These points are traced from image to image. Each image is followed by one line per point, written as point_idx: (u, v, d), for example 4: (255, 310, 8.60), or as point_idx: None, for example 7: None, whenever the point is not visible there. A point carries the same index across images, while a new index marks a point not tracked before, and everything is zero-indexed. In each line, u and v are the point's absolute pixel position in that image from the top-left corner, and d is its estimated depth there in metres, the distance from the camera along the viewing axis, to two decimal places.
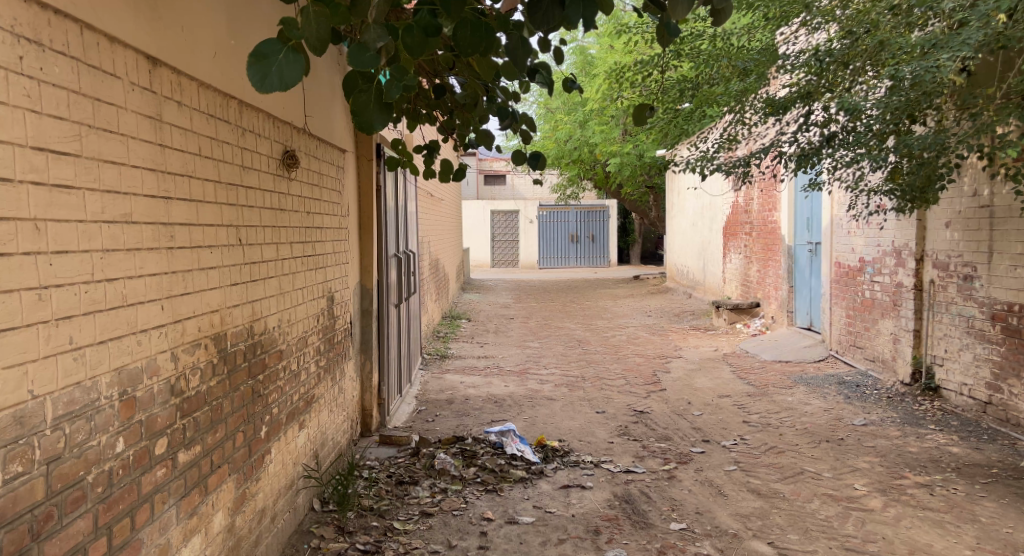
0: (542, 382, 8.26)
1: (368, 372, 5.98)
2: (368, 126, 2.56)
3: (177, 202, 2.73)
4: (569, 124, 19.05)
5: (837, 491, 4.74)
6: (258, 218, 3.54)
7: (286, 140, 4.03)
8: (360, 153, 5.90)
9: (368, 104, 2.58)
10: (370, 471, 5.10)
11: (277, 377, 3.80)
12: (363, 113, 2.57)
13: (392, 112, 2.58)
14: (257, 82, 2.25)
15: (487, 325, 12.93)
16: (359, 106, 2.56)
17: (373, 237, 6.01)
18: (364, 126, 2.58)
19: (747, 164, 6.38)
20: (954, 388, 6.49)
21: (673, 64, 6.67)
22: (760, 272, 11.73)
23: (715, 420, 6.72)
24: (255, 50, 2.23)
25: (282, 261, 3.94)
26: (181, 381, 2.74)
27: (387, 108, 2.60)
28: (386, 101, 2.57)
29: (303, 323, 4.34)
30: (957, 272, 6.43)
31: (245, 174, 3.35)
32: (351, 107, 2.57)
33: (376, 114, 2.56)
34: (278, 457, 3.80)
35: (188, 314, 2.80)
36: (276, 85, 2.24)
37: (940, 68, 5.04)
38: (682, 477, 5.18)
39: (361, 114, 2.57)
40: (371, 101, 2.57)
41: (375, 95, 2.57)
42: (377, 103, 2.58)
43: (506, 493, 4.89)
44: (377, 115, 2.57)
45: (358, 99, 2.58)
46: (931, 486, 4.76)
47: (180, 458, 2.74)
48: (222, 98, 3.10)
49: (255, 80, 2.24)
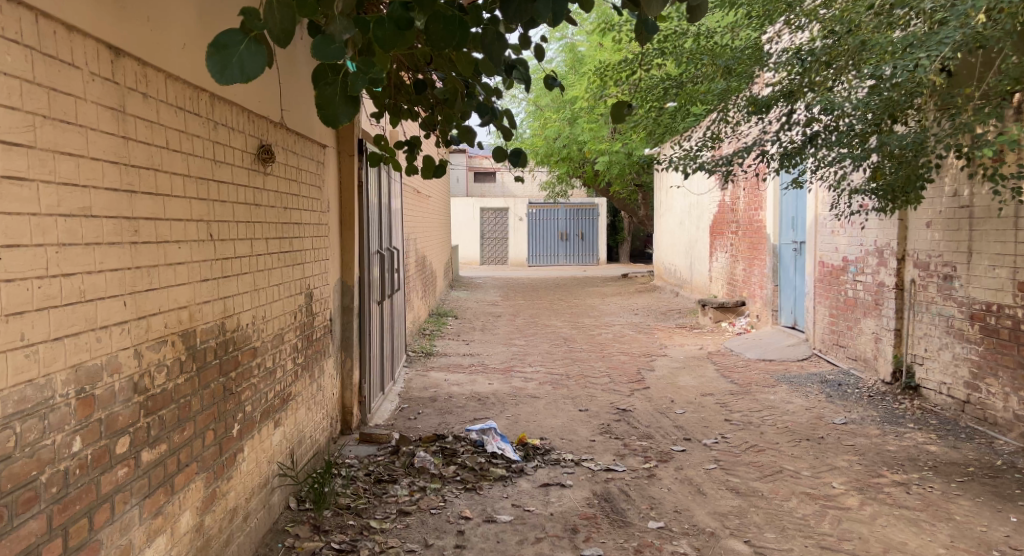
0: (526, 380, 8.24)
1: (349, 370, 5.95)
2: (333, 120, 2.54)
3: (141, 196, 2.70)
4: (558, 122, 19.00)
5: (814, 490, 4.74)
6: (230, 213, 3.51)
7: (261, 134, 4.00)
8: (340, 148, 5.87)
9: (333, 97, 2.56)
10: (349, 469, 5.08)
11: (250, 374, 3.77)
12: (328, 106, 2.55)
13: (358, 106, 2.56)
14: (216, 73, 2.21)
15: (473, 322, 12.89)
16: (325, 99, 2.54)
17: (354, 234, 5.97)
18: (330, 119, 2.56)
19: (731, 162, 6.36)
20: (933, 387, 6.50)
21: (656, 62, 6.65)
22: (745, 271, 11.76)
23: (696, 418, 6.72)
24: (215, 41, 2.19)
25: (257, 258, 3.91)
26: (145, 378, 2.71)
27: (354, 101, 2.58)
28: (352, 94, 2.55)
29: (279, 320, 4.31)
30: (938, 271, 6.44)
31: (216, 168, 3.33)
32: (317, 100, 2.55)
33: (342, 107, 2.54)
34: (251, 455, 3.77)
35: (154, 311, 2.77)
36: (237, 76, 2.21)
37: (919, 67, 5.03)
38: (662, 476, 5.17)
39: (327, 107, 2.55)
40: (337, 94, 2.55)
41: (341, 87, 2.56)
42: (343, 95, 2.56)
43: (484, 492, 4.87)
44: (343, 108, 2.55)
45: (325, 92, 2.56)
46: (908, 484, 4.77)
47: (144, 457, 2.71)
48: (192, 90, 3.08)
49: (214, 70, 2.20)
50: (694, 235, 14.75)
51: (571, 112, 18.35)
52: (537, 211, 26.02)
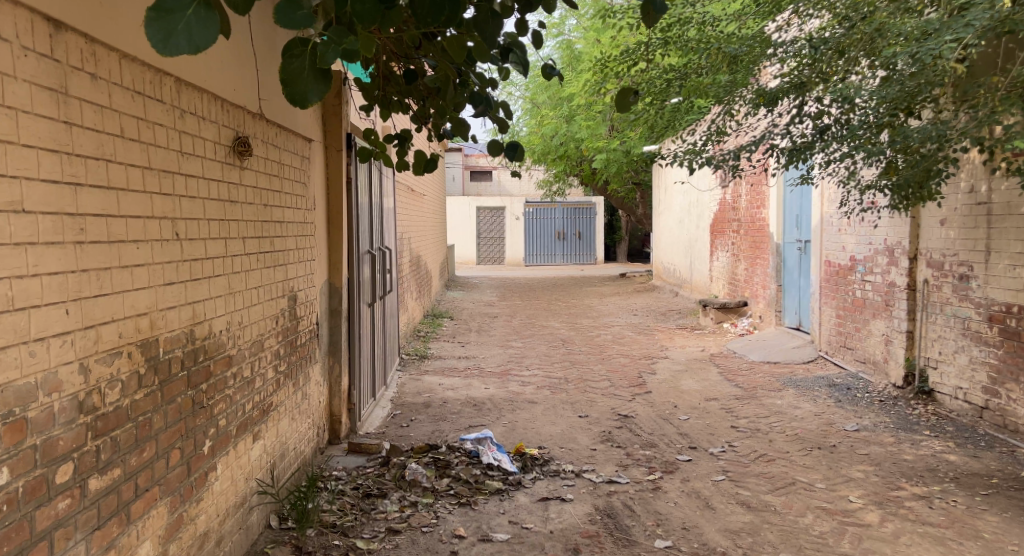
0: (523, 385, 7.95)
1: (337, 376, 5.65)
2: (301, 96, 2.36)
3: (89, 190, 2.42)
4: (555, 119, 18.68)
5: (831, 504, 4.46)
6: (200, 210, 3.23)
7: (237, 125, 3.72)
8: (328, 143, 5.58)
9: (301, 71, 2.37)
10: (336, 483, 4.79)
11: (225, 385, 3.49)
12: (296, 81, 2.36)
13: (328, 81, 2.37)
14: (158, 43, 1.97)
15: (468, 324, 12.59)
16: (292, 74, 2.35)
17: (343, 233, 5.68)
18: (299, 96, 2.37)
19: (738, 156, 6.06)
20: (949, 392, 6.22)
21: (659, 53, 6.36)
22: (747, 270, 11.49)
23: (701, 424, 6.43)
24: (157, 5, 1.95)
25: (233, 259, 3.63)
26: (93, 396, 2.42)
27: (323, 76, 2.40)
28: (321, 67, 2.36)
29: (259, 328, 4.01)
30: (953, 271, 6.17)
31: (182, 161, 3.05)
32: (284, 75, 2.36)
33: (311, 83, 2.36)
34: (226, 473, 3.48)
35: (105, 319, 2.48)
36: (184, 47, 1.98)
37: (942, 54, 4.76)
38: (668, 488, 4.89)
39: (295, 83, 2.37)
40: (305, 68, 2.36)
41: (309, 61, 2.37)
42: (312, 70, 2.38)
43: (480, 507, 4.58)
44: (312, 85, 2.37)
45: (291, 66, 2.37)
46: (930, 498, 4.48)
47: (91, 485, 2.42)
48: (154, 74, 2.79)
49: (156, 39, 1.96)
50: (694, 233, 14.47)
51: (568, 110, 18.05)
52: (534, 210, 25.73)
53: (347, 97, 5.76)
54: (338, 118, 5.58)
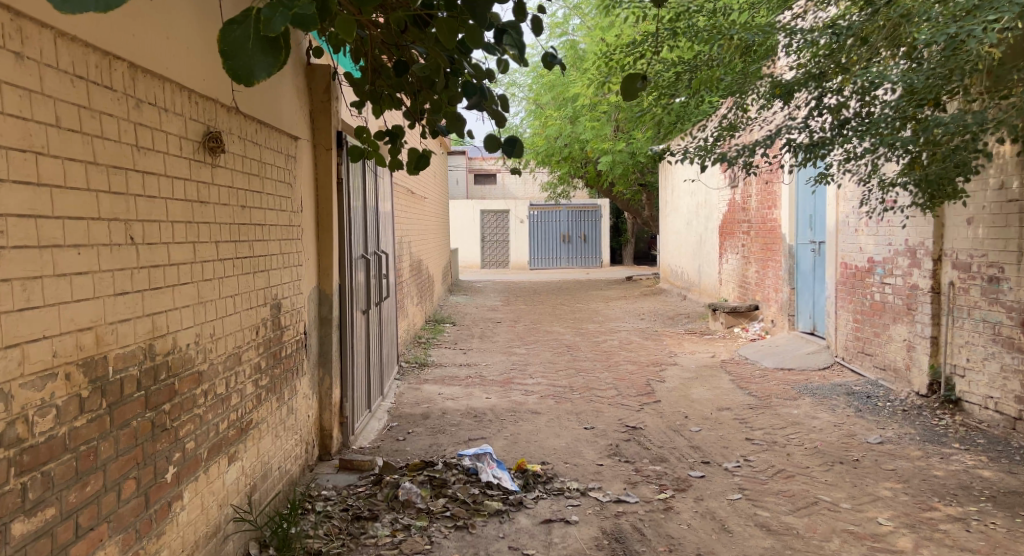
0: (527, 394, 7.60)
1: (327, 389, 5.29)
2: (245, 69, 2.21)
3: (10, 186, 2.16)
4: (559, 120, 18.30)
5: (858, 527, 4.13)
6: (161, 211, 2.91)
7: (208, 119, 3.40)
8: (316, 142, 5.24)
9: (245, 41, 2.23)
10: (324, 504, 4.46)
11: (194, 405, 3.17)
12: (239, 52, 2.22)
13: (274, 53, 2.23)
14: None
15: (471, 330, 12.23)
16: (235, 44, 2.22)
17: (333, 236, 5.32)
18: (243, 70, 2.23)
19: (756, 151, 5.72)
20: (978, 401, 5.89)
21: (667, 44, 6.03)
22: (758, 273, 11.14)
23: (715, 437, 6.07)
24: None
25: (203, 265, 3.30)
26: (19, 426, 2.17)
27: (271, 49, 2.26)
28: (266, 37, 2.22)
29: (234, 342, 3.67)
30: (980, 273, 5.84)
31: (139, 155, 2.75)
32: (226, 47, 2.23)
33: (255, 54, 2.22)
34: (194, 501, 3.14)
35: (33, 337, 2.22)
36: None
37: (983, 33, 4.42)
38: (681, 509, 4.55)
39: (239, 56, 2.23)
40: (249, 39, 2.23)
41: (254, 28, 2.24)
42: (257, 42, 2.24)
43: (478, 530, 4.25)
44: (257, 57, 2.23)
45: (236, 36, 2.24)
46: (966, 520, 4.15)
47: (15, 529, 2.16)
48: (100, 56, 2.50)
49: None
50: (702, 235, 14.13)
51: (573, 110, 17.71)
52: (539, 212, 25.36)
53: (337, 95, 5.42)
54: (328, 116, 5.24)
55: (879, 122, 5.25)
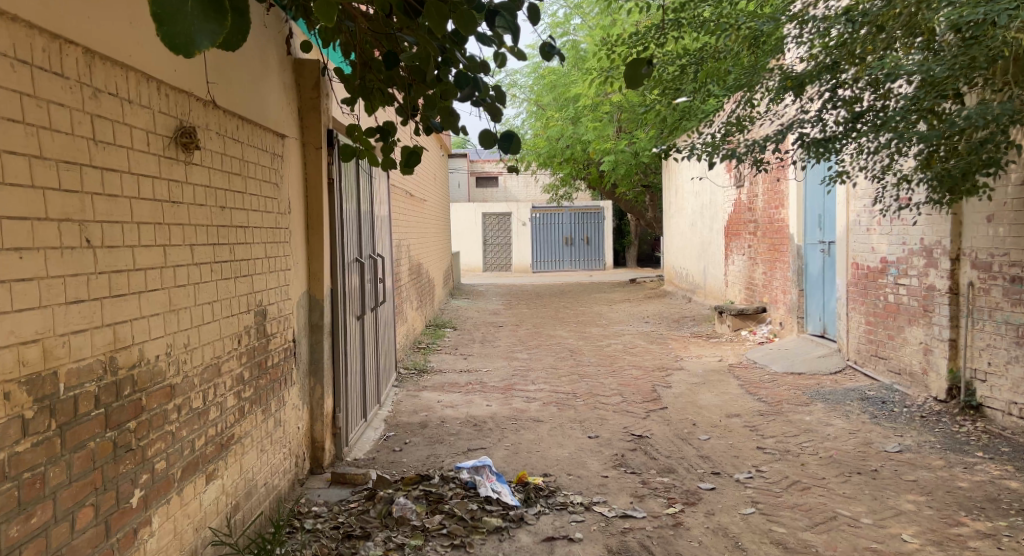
0: (528, 401, 7.35)
1: (319, 398, 4.94)
2: (187, 42, 1.90)
3: None
4: (561, 121, 17.98)
5: (882, 545, 3.88)
6: (125, 211, 2.69)
7: (181, 113, 3.12)
8: (305, 139, 4.88)
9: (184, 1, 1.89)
10: (314, 522, 4.21)
11: (165, 422, 2.91)
12: (178, 20, 1.89)
13: (221, 21, 1.92)
14: None
15: (473, 334, 11.99)
16: (172, 9, 1.88)
17: (323, 238, 4.96)
18: (181, 40, 1.91)
19: (768, 146, 5.46)
20: (1001, 406, 5.72)
21: (671, 36, 5.80)
22: (766, 274, 10.90)
23: (724, 446, 5.82)
24: None
25: (175, 270, 3.04)
26: None
27: (215, 11, 1.93)
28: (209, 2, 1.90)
29: (208, 359, 3.31)
30: (1002, 273, 5.68)
31: (97, 149, 2.57)
32: (160, 10, 1.88)
33: (198, 22, 1.90)
34: (165, 526, 2.90)
35: None
36: None
37: (1010, 16, 4.23)
38: (691, 524, 4.29)
39: (176, 20, 1.90)
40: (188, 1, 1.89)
41: None
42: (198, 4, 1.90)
43: (477, 550, 4.00)
44: (198, 25, 1.91)
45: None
46: (996, 536, 3.91)
47: None
48: (49, 40, 2.38)
49: None
50: (707, 236, 13.89)
51: (575, 111, 17.47)
52: (541, 214, 25.16)
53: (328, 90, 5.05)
54: (317, 112, 4.84)
55: (891, 116, 5.09)
